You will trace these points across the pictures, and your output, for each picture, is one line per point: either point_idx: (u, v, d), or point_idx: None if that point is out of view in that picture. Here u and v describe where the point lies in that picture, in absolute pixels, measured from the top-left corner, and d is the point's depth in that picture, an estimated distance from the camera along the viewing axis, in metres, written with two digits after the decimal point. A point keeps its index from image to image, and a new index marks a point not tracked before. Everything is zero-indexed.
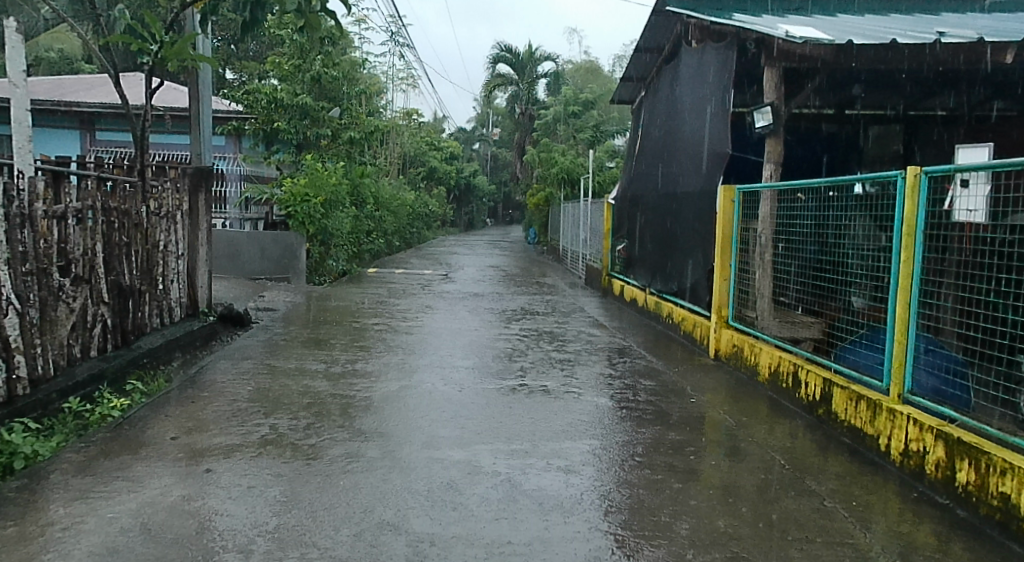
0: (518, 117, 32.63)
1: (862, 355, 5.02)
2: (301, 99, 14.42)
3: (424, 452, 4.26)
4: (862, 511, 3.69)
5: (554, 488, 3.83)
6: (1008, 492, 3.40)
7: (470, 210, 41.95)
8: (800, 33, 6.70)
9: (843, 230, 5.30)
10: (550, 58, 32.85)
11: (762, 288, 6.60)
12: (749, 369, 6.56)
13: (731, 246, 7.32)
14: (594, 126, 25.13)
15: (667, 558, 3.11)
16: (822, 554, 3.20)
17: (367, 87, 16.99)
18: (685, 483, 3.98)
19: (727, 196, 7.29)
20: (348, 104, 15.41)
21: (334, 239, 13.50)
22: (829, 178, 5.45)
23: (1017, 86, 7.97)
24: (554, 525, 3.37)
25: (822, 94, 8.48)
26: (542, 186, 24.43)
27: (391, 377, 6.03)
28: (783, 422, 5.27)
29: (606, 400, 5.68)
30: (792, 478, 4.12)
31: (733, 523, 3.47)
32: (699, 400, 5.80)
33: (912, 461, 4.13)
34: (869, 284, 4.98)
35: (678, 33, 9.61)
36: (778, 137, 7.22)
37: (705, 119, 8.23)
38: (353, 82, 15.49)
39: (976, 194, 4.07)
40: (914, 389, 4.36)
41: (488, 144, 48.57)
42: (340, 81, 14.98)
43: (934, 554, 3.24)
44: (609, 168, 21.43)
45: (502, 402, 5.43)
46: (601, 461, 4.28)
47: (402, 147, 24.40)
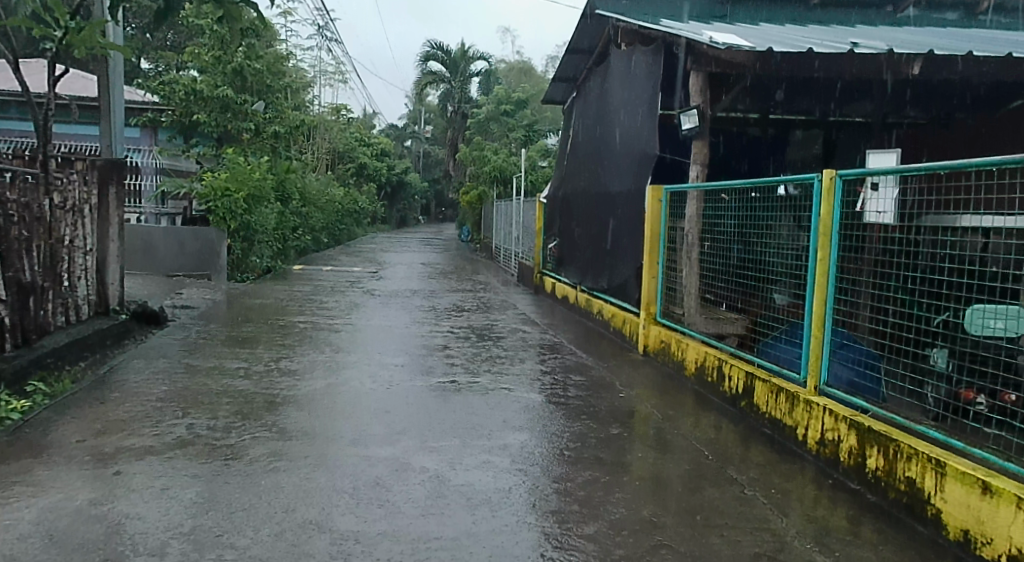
0: (450, 115, 32.56)
1: (783, 349, 5.27)
2: (221, 92, 14.00)
3: (351, 450, 4.29)
4: (780, 498, 3.90)
5: (482, 482, 3.92)
6: (913, 476, 3.61)
7: (402, 207, 41.65)
8: (724, 39, 6.90)
9: (766, 230, 5.51)
10: (482, 56, 32.74)
11: (689, 286, 6.84)
12: (676, 364, 6.78)
13: (659, 243, 7.54)
14: (527, 125, 25.25)
15: (590, 549, 3.24)
16: (739, 540, 3.38)
17: (294, 81, 16.67)
18: (613, 476, 4.11)
19: (655, 196, 7.50)
20: (272, 97, 15.02)
21: (257, 236, 13.21)
22: (753, 181, 5.65)
23: (927, 97, 8.42)
24: (481, 520, 3.45)
25: (746, 98, 8.78)
26: (474, 184, 24.48)
27: (317, 375, 5.99)
28: (707, 415, 5.49)
29: (534, 395, 5.80)
30: (716, 468, 4.32)
31: (657, 513, 3.62)
32: (627, 395, 5.99)
33: (828, 450, 4.35)
34: (789, 282, 5.21)
35: (608, 36, 9.79)
36: (703, 141, 7.48)
37: (636, 121, 8.42)
38: (279, 75, 15.08)
39: (885, 197, 4.26)
40: (830, 381, 4.62)
41: (420, 142, 48.40)
42: (264, 74, 14.61)
43: (846, 537, 3.46)
44: (542, 168, 21.60)
45: (430, 399, 5.49)
46: (528, 455, 4.39)
47: (330, 141, 24.06)
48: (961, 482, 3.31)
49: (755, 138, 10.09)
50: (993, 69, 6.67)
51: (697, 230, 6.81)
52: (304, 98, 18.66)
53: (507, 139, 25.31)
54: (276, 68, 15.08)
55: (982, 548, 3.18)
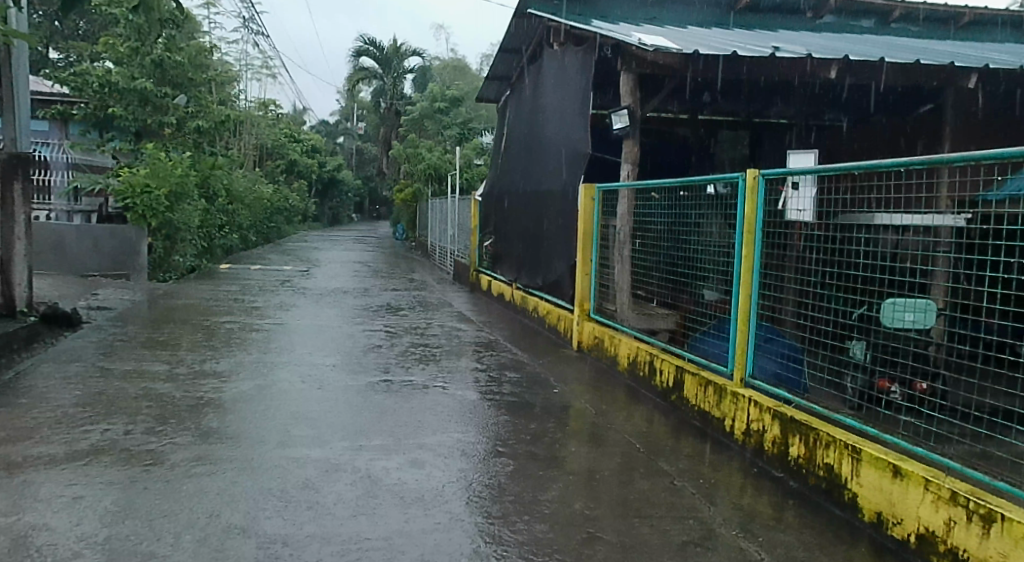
0: (383, 111, 32.19)
1: (711, 344, 5.40)
2: (138, 84, 13.52)
3: (279, 451, 4.21)
4: (708, 487, 4.00)
5: (415, 481, 3.90)
6: (831, 462, 3.76)
7: (334, 204, 41.02)
8: (652, 41, 7.02)
9: (694, 227, 5.64)
10: (415, 52, 32.46)
11: (622, 282, 6.95)
12: (609, 360, 6.88)
13: (592, 241, 7.64)
14: (462, 123, 25.18)
15: (521, 543, 3.25)
16: (668, 529, 3.46)
17: (217, 74, 16.24)
18: (547, 470, 4.15)
19: (588, 195, 7.60)
20: (195, 91, 14.68)
21: (180, 234, 12.81)
22: (681, 180, 5.77)
23: (846, 101, 8.76)
24: (413, 518, 3.44)
25: (675, 99, 8.97)
26: (408, 181, 24.30)
27: (244, 377, 5.85)
28: (639, 408, 5.59)
29: (468, 392, 5.80)
30: (648, 460, 4.41)
31: (589, 505, 3.68)
32: (561, 390, 6.05)
33: (753, 440, 4.49)
34: (717, 278, 5.34)
35: (539, 36, 9.85)
36: (634, 140, 7.61)
37: (568, 120, 8.50)
38: (201, 68, 14.70)
39: (804, 196, 4.41)
40: (756, 373, 4.76)
41: (353, 138, 47.78)
42: (185, 67, 14.21)
43: (770, 522, 3.58)
44: (477, 165, 21.59)
45: (362, 398, 5.43)
46: (462, 452, 4.39)
47: (258, 137, 23.49)
48: (875, 467, 3.46)
49: (685, 138, 10.31)
50: (905, 77, 6.99)
51: (629, 228, 6.91)
52: (228, 92, 18.16)
53: (441, 137, 25.18)
54: (198, 61, 14.67)
55: (893, 528, 3.33)
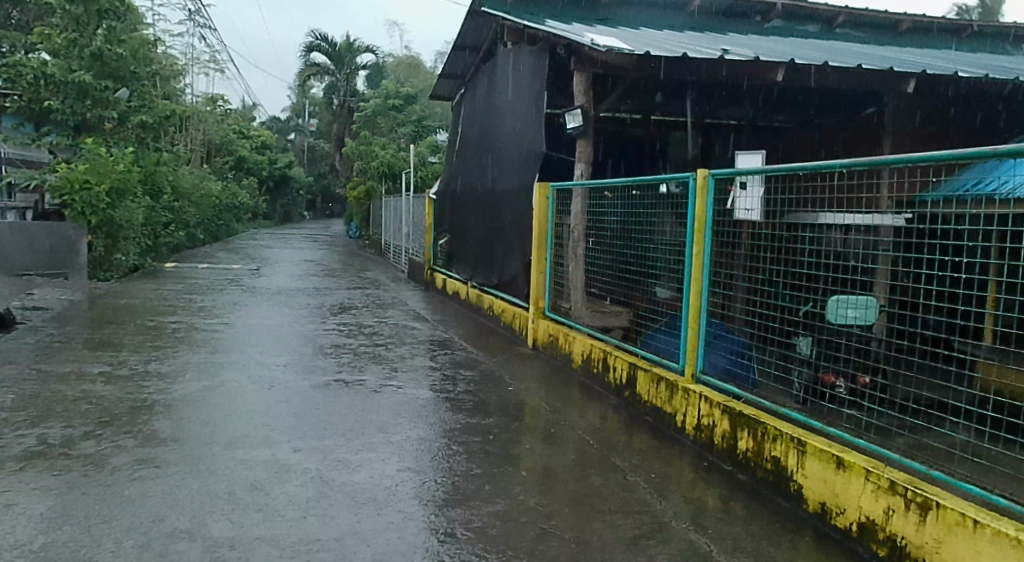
0: (336, 108, 31.81)
1: (664, 341, 5.48)
2: (76, 77, 13.03)
3: (228, 453, 4.13)
4: (660, 482, 4.06)
5: (368, 481, 3.87)
6: (778, 455, 3.85)
7: (285, 201, 40.38)
8: (605, 42, 7.09)
9: (645, 226, 5.70)
10: (368, 49, 32.13)
11: (575, 280, 7.00)
12: (564, 357, 6.93)
13: (547, 240, 7.67)
14: (416, 120, 25.04)
15: (474, 541, 3.26)
16: (620, 523, 3.51)
17: (160, 68, 15.86)
18: (501, 468, 4.16)
19: (542, 194, 7.63)
20: (138, 85, 14.37)
21: (123, 232, 12.46)
22: (633, 179, 5.84)
23: (793, 103, 8.96)
24: (365, 518, 3.41)
25: (628, 99, 9.05)
26: (361, 179, 24.06)
27: (190, 378, 5.72)
28: (592, 405, 5.63)
29: (421, 391, 5.77)
30: (601, 456, 4.45)
31: (542, 502, 3.70)
32: (515, 388, 6.06)
33: (704, 435, 4.57)
34: (668, 276, 5.42)
35: (493, 34, 9.86)
36: (587, 140, 7.67)
37: (523, 119, 8.53)
38: (143, 61, 14.37)
39: (752, 195, 4.49)
40: (707, 370, 4.84)
41: (305, 135, 47.13)
42: (127, 60, 13.83)
43: (720, 515, 3.65)
44: (431, 163, 21.50)
45: (314, 398, 5.36)
46: (416, 451, 4.37)
47: (205, 132, 22.98)
48: (819, 459, 3.56)
49: (637, 138, 10.42)
50: (848, 81, 7.18)
51: (583, 227, 6.96)
52: (173, 86, 17.75)
53: (395, 134, 24.99)
54: (140, 54, 14.32)
55: (836, 518, 3.43)
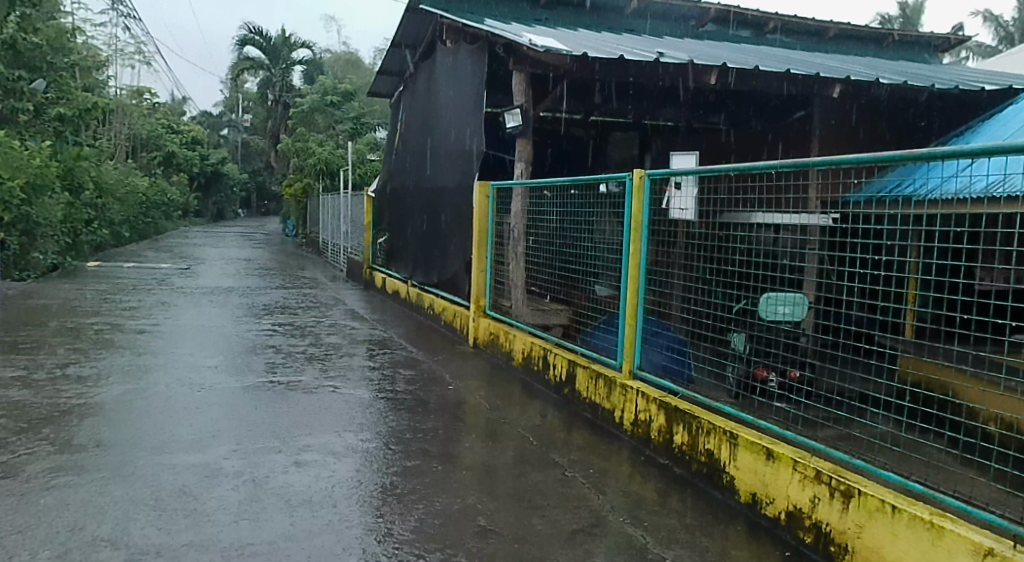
0: (270, 104, 31.11)
1: (602, 338, 5.55)
2: None
3: (155, 458, 4.02)
4: (598, 477, 4.11)
5: (303, 483, 3.81)
6: (711, 448, 3.95)
7: (218, 199, 39.33)
8: (542, 42, 7.13)
9: (585, 225, 5.76)
10: (305, 44, 31.56)
11: (516, 278, 7.04)
12: (504, 355, 6.96)
13: (487, 239, 7.67)
14: (354, 117, 24.72)
15: (411, 541, 3.24)
16: (559, 518, 3.54)
17: (80, 58, 15.25)
18: (440, 467, 4.15)
19: (483, 192, 7.63)
20: (55, 76, 13.82)
21: (40, 230, 11.95)
22: (571, 179, 5.89)
23: (727, 105, 9.17)
24: (300, 521, 3.36)
25: (567, 99, 9.13)
26: (297, 176, 23.63)
27: (114, 381, 5.53)
28: (533, 403, 5.67)
29: (359, 391, 5.71)
30: (540, 453, 4.48)
31: (481, 499, 3.71)
32: (455, 387, 6.06)
33: (641, 430, 4.65)
34: (606, 275, 5.49)
35: (432, 32, 9.80)
36: (527, 139, 7.71)
37: (462, 117, 8.53)
38: (61, 51, 13.81)
39: (686, 196, 4.59)
40: (644, 366, 4.93)
41: (238, 131, 46.01)
42: (42, 49, 13.27)
43: (655, 508, 3.72)
44: (370, 161, 21.28)
45: (248, 400, 5.25)
46: (352, 451, 4.32)
47: (131, 127, 22.19)
48: (750, 451, 3.66)
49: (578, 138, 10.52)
50: (778, 85, 7.39)
51: (522, 225, 6.99)
52: (94, 78, 17.07)
53: (332, 131, 24.62)
54: (57, 43, 13.75)
55: (766, 508, 3.54)
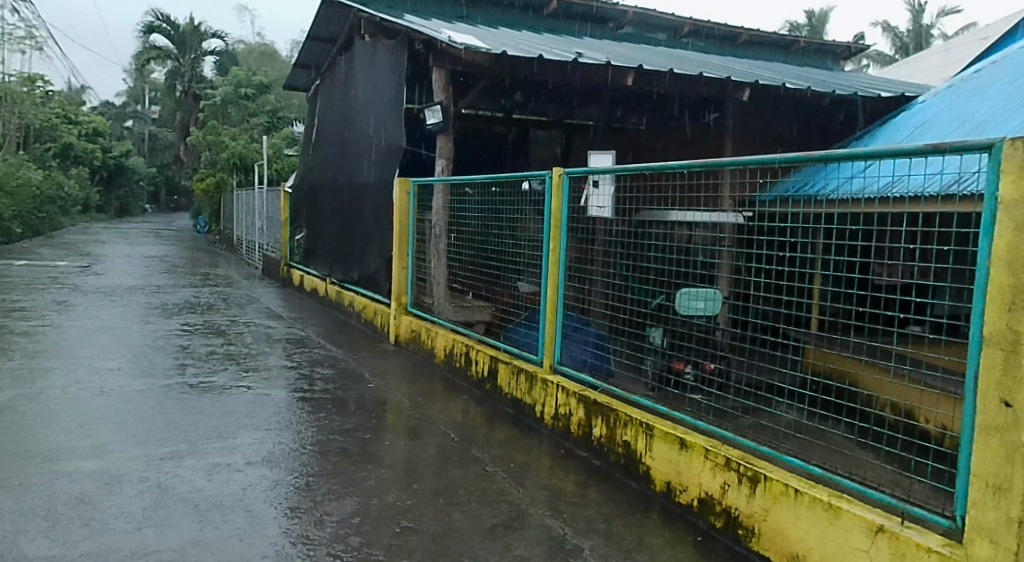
0: (179, 95, 29.91)
1: (523, 334, 5.60)
2: None
3: (51, 466, 3.82)
4: (518, 471, 4.16)
5: (213, 487, 3.71)
6: (628, 440, 4.05)
7: (122, 193, 37.57)
8: (462, 39, 7.13)
9: (506, 221, 5.79)
10: (216, 34, 30.53)
11: (438, 275, 7.03)
12: (426, 352, 6.93)
13: (408, 236, 7.60)
14: (270, 111, 24.06)
15: (325, 542, 3.19)
16: (479, 513, 3.57)
17: None
18: (358, 466, 4.11)
19: (403, 188, 7.56)
20: None
21: None
22: (492, 176, 5.92)
23: (645, 106, 9.39)
24: (208, 526, 3.27)
25: (488, 97, 9.15)
26: (209, 170, 22.82)
27: (4, 386, 5.22)
28: (455, 399, 5.68)
29: (274, 391, 5.59)
30: (461, 449, 4.49)
31: (401, 497, 3.69)
32: (375, 385, 6.00)
33: (561, 424, 4.72)
34: (527, 272, 5.54)
35: (349, 26, 9.65)
36: (448, 136, 7.69)
37: (381, 113, 8.44)
38: None
39: (603, 194, 4.67)
40: (564, 360, 5.00)
41: (144, 122, 44.04)
42: None
43: (574, 499, 3.79)
44: (287, 156, 20.75)
45: (154, 403, 5.06)
46: (266, 453, 4.22)
47: (23, 116, 20.94)
48: (665, 441, 3.77)
49: (500, 136, 10.56)
50: (694, 88, 7.62)
51: (444, 223, 6.96)
52: None
53: (246, 125, 23.92)
54: None
55: (679, 495, 3.65)
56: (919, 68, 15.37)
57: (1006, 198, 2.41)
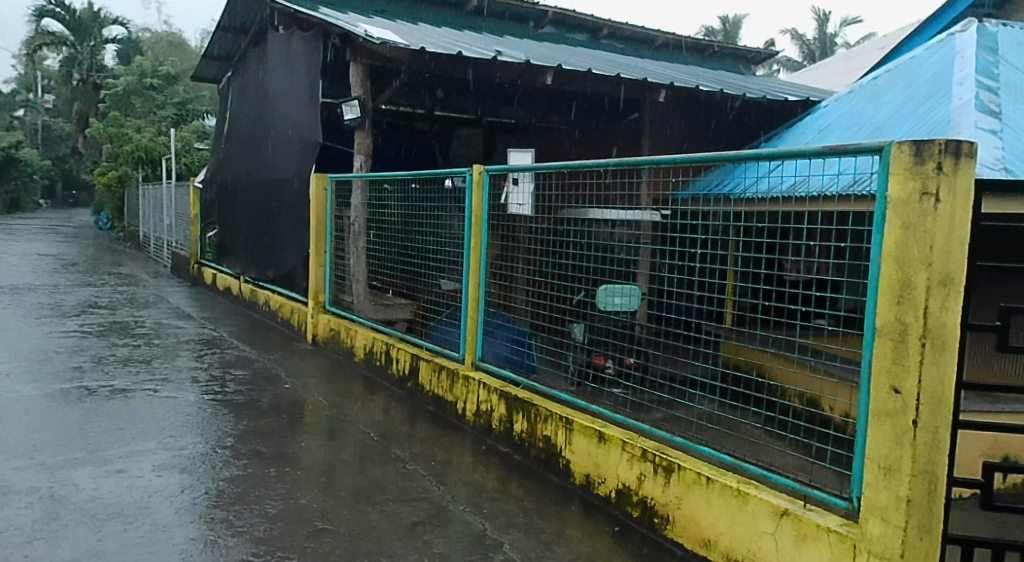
0: (76, 84, 28.38)
1: (443, 332, 5.60)
2: None
3: None
4: (439, 468, 4.16)
5: (113, 495, 3.57)
6: (549, 434, 4.11)
7: (15, 188, 35.38)
8: (379, 34, 7.04)
9: (427, 219, 5.77)
10: (118, 20, 29.09)
11: (357, 272, 6.93)
12: (345, 351, 6.83)
13: (326, 233, 7.48)
14: (178, 103, 23.15)
15: (234, 548, 3.12)
16: (398, 512, 3.55)
17: None
18: (272, 468, 4.03)
19: (320, 185, 7.42)
20: None
21: None
22: (411, 172, 5.89)
23: (564, 105, 9.51)
24: (108, 536, 3.15)
25: (407, 93, 9.08)
26: (110, 164, 21.76)
27: None
28: (375, 398, 5.63)
29: (182, 394, 5.40)
30: (381, 448, 4.46)
31: (316, 498, 3.64)
32: (291, 385, 5.88)
33: (483, 420, 4.75)
34: (447, 269, 5.55)
35: (262, 17, 9.38)
36: (366, 132, 7.59)
37: (296, 107, 8.26)
38: None
39: (524, 191, 4.74)
40: (486, 357, 5.03)
41: (38, 112, 41.58)
42: None
43: (495, 495, 3.82)
44: (197, 150, 19.99)
45: (49, 409, 4.81)
46: (173, 458, 4.08)
47: None
48: (584, 434, 3.85)
49: (421, 133, 10.48)
50: (612, 89, 7.77)
51: (363, 219, 6.87)
52: None
53: (152, 117, 22.91)
54: None
55: (598, 487, 3.73)
56: (824, 75, 16.11)
57: (895, 198, 2.56)
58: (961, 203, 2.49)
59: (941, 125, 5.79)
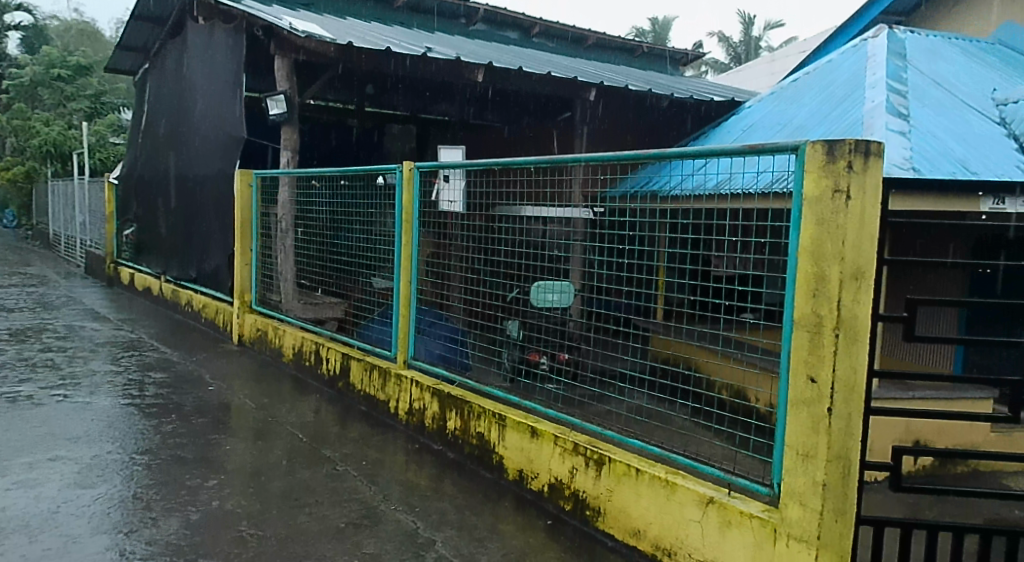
0: None
1: (375, 330, 5.54)
2: None
3: None
4: (370, 468, 4.12)
5: (20, 506, 3.40)
6: (482, 431, 4.12)
7: None
8: (305, 27, 6.88)
9: (357, 216, 5.70)
10: (22, 7, 27.58)
11: (285, 271, 6.78)
12: (273, 351, 6.68)
13: (251, 231, 7.28)
14: (91, 94, 22.13)
15: (152, 557, 3.02)
16: (327, 514, 3.50)
17: None
18: (194, 474, 3.91)
19: (245, 181, 7.22)
20: None
21: None
22: (341, 169, 5.80)
23: (495, 102, 9.51)
24: (13, 551, 3.00)
25: (335, 87, 8.91)
26: (16, 158, 20.63)
27: None
28: (304, 398, 5.53)
29: (97, 399, 5.19)
30: (310, 450, 4.38)
31: (241, 503, 3.55)
32: (216, 388, 5.72)
33: (416, 418, 4.73)
34: (378, 267, 5.48)
35: (181, 7, 9.06)
36: (292, 128, 7.42)
37: (219, 101, 8.01)
38: None
39: (455, 188, 4.71)
40: (419, 355, 5.00)
41: None
42: None
43: (427, 493, 3.81)
44: (112, 144, 19.16)
45: None
46: (87, 466, 3.92)
47: None
48: (517, 430, 3.88)
49: (351, 129, 10.32)
50: (542, 87, 7.80)
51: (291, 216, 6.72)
52: None
53: (62, 109, 21.84)
54: None
55: (531, 482, 3.77)
56: (748, 77, 16.59)
57: (809, 194, 2.68)
58: (870, 200, 2.61)
59: (856, 126, 6.07)
